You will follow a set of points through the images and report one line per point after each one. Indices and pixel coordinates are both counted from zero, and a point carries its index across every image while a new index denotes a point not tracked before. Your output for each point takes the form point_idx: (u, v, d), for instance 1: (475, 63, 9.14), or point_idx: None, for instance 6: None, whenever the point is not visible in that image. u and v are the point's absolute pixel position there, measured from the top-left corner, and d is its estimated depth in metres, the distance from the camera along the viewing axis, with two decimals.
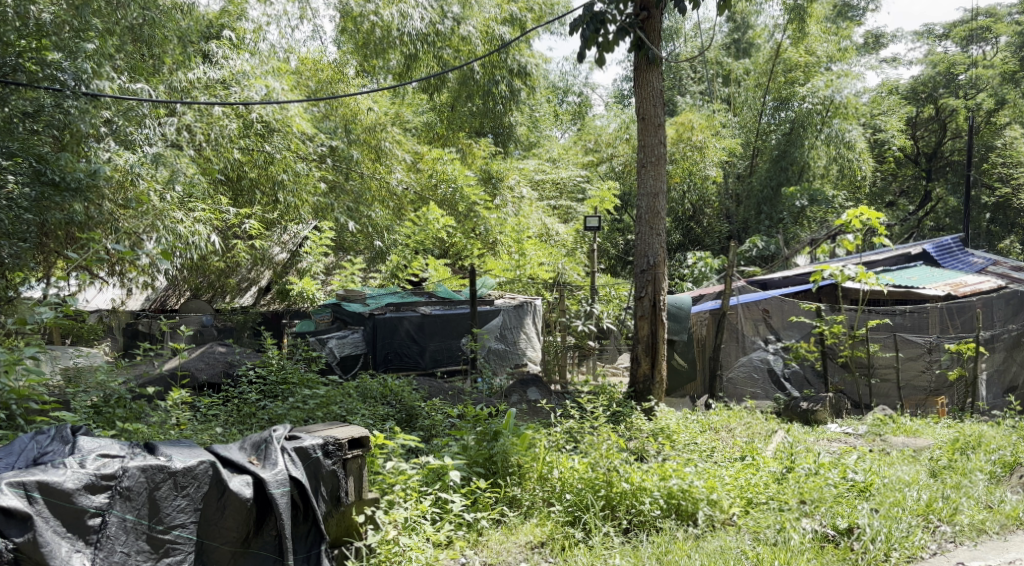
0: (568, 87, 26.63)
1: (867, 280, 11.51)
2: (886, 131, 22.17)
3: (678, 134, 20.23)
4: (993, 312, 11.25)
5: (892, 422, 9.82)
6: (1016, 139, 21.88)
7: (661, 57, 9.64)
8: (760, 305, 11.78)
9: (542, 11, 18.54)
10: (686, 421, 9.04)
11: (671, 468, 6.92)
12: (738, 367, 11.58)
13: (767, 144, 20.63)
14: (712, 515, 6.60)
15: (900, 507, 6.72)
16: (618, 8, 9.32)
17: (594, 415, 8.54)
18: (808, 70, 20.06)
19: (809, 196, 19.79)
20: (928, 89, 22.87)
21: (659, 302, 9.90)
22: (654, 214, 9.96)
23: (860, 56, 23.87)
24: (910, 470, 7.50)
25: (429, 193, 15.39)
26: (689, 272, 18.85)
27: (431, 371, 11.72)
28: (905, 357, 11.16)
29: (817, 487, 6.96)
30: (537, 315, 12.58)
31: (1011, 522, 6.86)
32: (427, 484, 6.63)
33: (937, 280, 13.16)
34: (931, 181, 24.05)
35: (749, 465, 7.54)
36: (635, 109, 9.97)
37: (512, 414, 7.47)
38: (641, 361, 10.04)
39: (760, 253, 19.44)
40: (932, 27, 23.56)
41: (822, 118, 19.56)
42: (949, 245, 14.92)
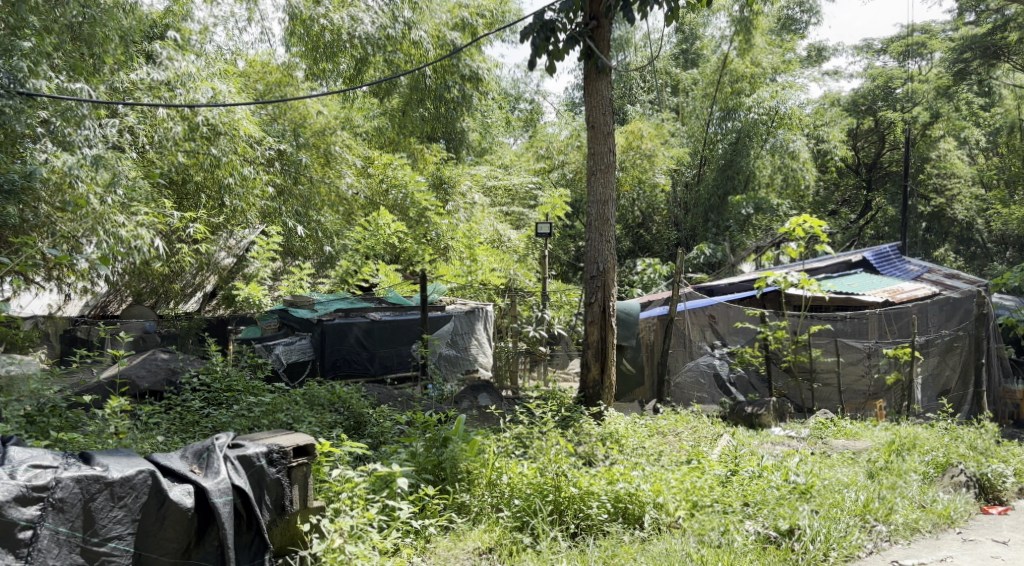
0: (519, 94, 26.82)
1: (809, 287, 11.74)
2: (829, 142, 22.50)
3: (628, 141, 20.35)
4: (928, 318, 11.60)
5: (833, 426, 10.03)
6: (950, 151, 23.22)
7: (610, 66, 9.76)
8: (705, 311, 12.01)
9: (494, 17, 18.52)
10: (634, 424, 9.16)
11: (619, 472, 7.03)
12: (685, 373, 11.73)
13: (713, 153, 20.88)
14: (658, 518, 6.69)
15: (839, 508, 6.88)
16: (567, 16, 9.41)
17: (543, 419, 8.60)
18: (754, 80, 20.39)
19: (754, 205, 20.22)
20: (867, 102, 23.51)
21: (608, 307, 9.99)
22: (603, 221, 10.05)
23: (804, 68, 24.45)
24: (848, 471, 7.70)
25: (379, 198, 15.23)
26: (637, 279, 19.07)
27: (380, 379, 11.75)
28: (846, 361, 11.50)
29: (761, 489, 7.11)
30: (488, 321, 12.35)
31: (943, 521, 7.13)
32: (375, 492, 6.55)
33: (875, 287, 13.51)
34: (871, 190, 24.65)
35: (695, 468, 7.63)
36: (585, 117, 10.06)
37: (462, 419, 7.46)
38: (590, 366, 10.12)
39: (707, 260, 19.78)
40: (871, 42, 24.52)
41: (767, 128, 20.00)
42: (887, 252, 15.34)
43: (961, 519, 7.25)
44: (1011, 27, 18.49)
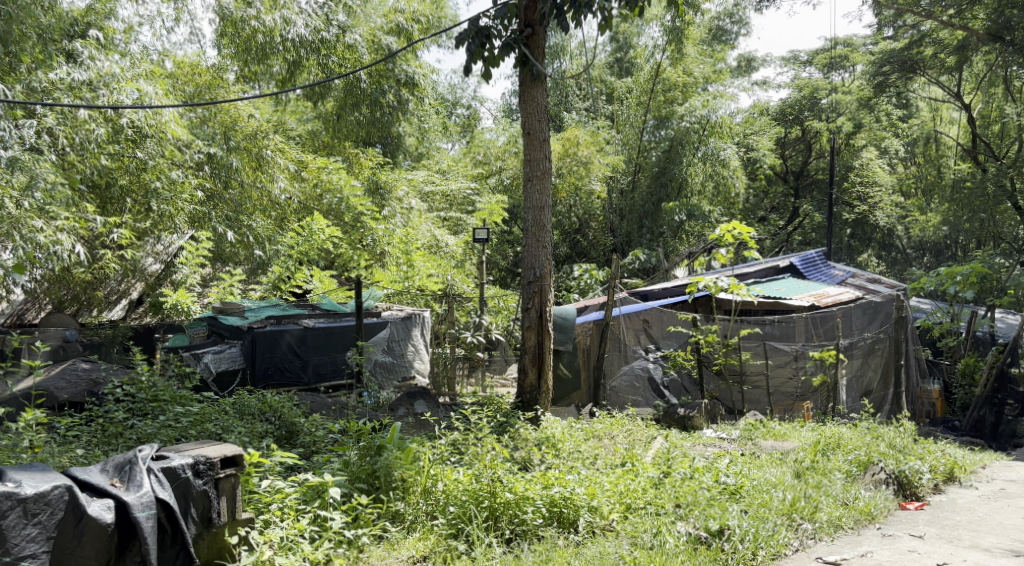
0: (456, 99, 26.79)
1: (739, 291, 12.00)
2: (757, 150, 23.06)
3: (564, 148, 20.51)
4: (852, 321, 12.06)
5: (762, 426, 10.28)
6: (871, 160, 24.51)
7: (545, 73, 9.84)
8: (641, 315, 12.23)
9: (429, 23, 18.46)
10: (570, 428, 9.25)
11: (554, 476, 7.06)
12: (620, 377, 11.78)
13: (647, 160, 21.19)
14: (593, 521, 6.76)
15: (767, 508, 7.05)
16: (503, 23, 9.45)
17: (478, 425, 8.59)
18: (686, 89, 20.77)
19: (686, 211, 20.46)
20: (794, 112, 24.22)
21: (545, 312, 10.03)
22: (539, 227, 10.13)
23: (733, 78, 25.00)
24: (776, 471, 7.88)
25: (313, 203, 14.91)
26: (575, 284, 19.19)
27: (313, 387, 11.63)
28: (774, 364, 11.77)
29: (692, 490, 7.22)
30: (425, 328, 12.38)
31: (864, 517, 7.38)
32: (305, 502, 6.42)
33: (802, 291, 13.86)
34: (798, 198, 25.64)
35: (628, 470, 7.72)
36: (521, 124, 10.12)
37: (397, 426, 7.40)
38: (527, 372, 10.15)
39: (642, 265, 20.05)
40: (798, 53, 25.20)
41: (699, 136, 20.43)
42: (813, 258, 15.78)
43: (881, 515, 7.52)
44: (926, 42, 19.23)
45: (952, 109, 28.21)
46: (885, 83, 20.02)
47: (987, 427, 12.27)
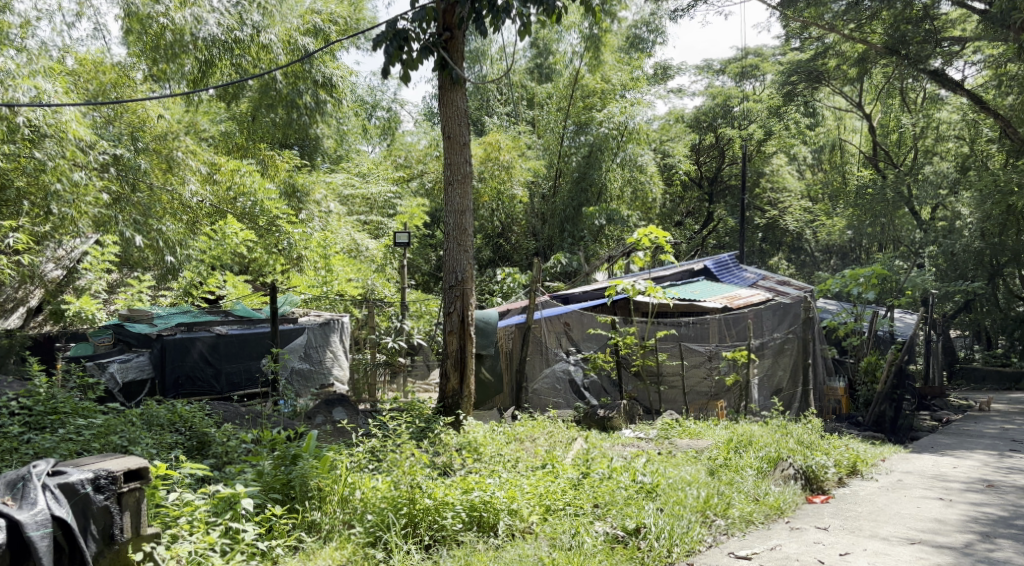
0: (376, 101, 26.23)
1: (655, 294, 12.27)
2: (673, 156, 23.66)
3: (487, 153, 20.51)
4: (763, 322, 12.50)
5: (678, 425, 10.47)
6: (781, 166, 25.53)
7: (464, 77, 9.83)
8: (561, 318, 12.09)
9: (346, 24, 18.30)
10: (492, 432, 9.23)
11: (474, 480, 7.04)
12: (541, 380, 11.79)
13: (568, 165, 21.39)
14: (512, 524, 6.77)
15: (682, 505, 7.20)
16: (420, 26, 9.43)
17: (397, 431, 8.50)
18: (604, 96, 21.18)
19: (606, 216, 20.67)
20: (708, 119, 24.80)
21: (467, 317, 10.02)
22: (460, 231, 10.10)
23: (650, 85, 25.56)
24: (691, 470, 8.02)
25: (226, 206, 14.32)
26: (497, 288, 19.20)
27: (226, 396, 11.36)
28: (690, 364, 12.01)
29: (609, 490, 7.32)
30: (344, 333, 12.20)
31: (773, 512, 7.60)
32: (217, 515, 6.19)
33: (714, 293, 14.24)
34: (713, 203, 26.20)
35: (548, 472, 7.75)
36: (440, 128, 10.11)
37: (313, 435, 7.27)
38: (450, 377, 10.11)
39: (563, 269, 20.20)
40: (711, 63, 26.15)
41: (617, 143, 20.77)
42: (726, 260, 16.41)
43: (789, 509, 7.75)
44: (831, 54, 20.21)
45: (855, 118, 29.80)
46: (793, 92, 20.81)
47: (888, 421, 12.78)
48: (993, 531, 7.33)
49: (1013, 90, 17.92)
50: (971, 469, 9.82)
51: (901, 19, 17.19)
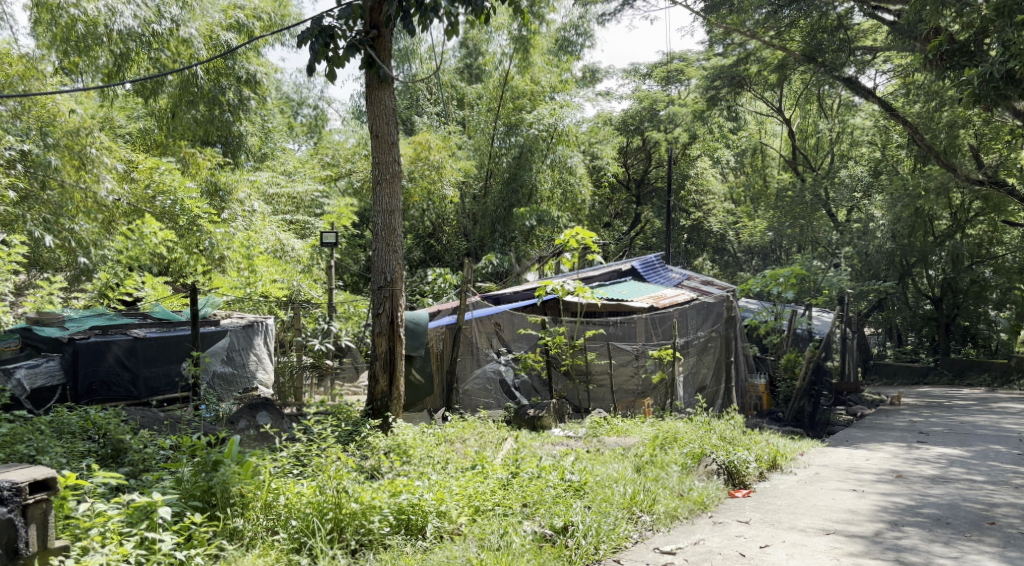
0: (303, 99, 26.14)
1: (584, 294, 12.35)
2: (602, 159, 24.01)
3: (416, 152, 20.22)
4: (688, 321, 12.84)
5: (606, 423, 10.56)
6: (705, 170, 26.27)
7: (391, 76, 9.73)
8: (491, 319, 12.09)
9: (271, 20, 17.96)
10: (422, 434, 9.17)
11: (401, 483, 6.99)
12: (473, 380, 11.68)
13: (498, 166, 21.41)
14: (440, 526, 6.71)
15: (609, 502, 7.28)
16: (346, 23, 9.30)
17: (323, 435, 8.36)
18: (534, 98, 21.39)
19: (536, 217, 20.91)
20: (635, 122, 25.38)
21: (396, 318, 9.92)
22: (389, 231, 9.98)
23: (579, 88, 25.86)
24: (618, 466, 8.12)
25: (144, 205, 14.01)
26: (428, 288, 19.04)
27: (145, 402, 11.04)
28: (617, 363, 12.28)
29: (538, 489, 7.33)
30: (269, 336, 11.85)
31: (698, 507, 7.71)
32: (131, 525, 5.98)
33: (642, 293, 14.44)
34: (641, 205, 26.77)
35: (478, 473, 7.71)
36: (368, 127, 9.97)
37: (236, 440, 7.07)
38: (378, 379, 9.95)
39: (495, 270, 20.18)
40: (638, 67, 26.67)
41: (547, 144, 21.08)
42: (652, 261, 16.71)
43: (712, 504, 7.90)
44: (752, 60, 20.72)
45: (775, 122, 30.84)
46: (717, 97, 21.16)
47: (806, 416, 13.42)
48: (902, 519, 7.56)
49: (921, 98, 18.64)
50: (882, 461, 10.13)
51: (817, 29, 18.20)
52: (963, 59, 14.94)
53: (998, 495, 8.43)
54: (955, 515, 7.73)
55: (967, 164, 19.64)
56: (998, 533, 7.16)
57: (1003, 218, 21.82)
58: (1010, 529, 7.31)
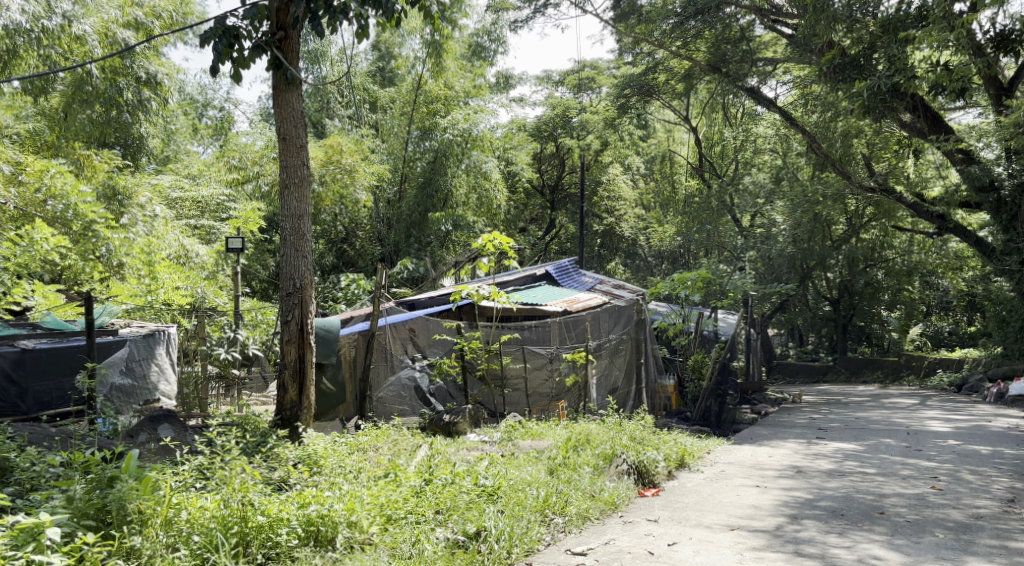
0: (208, 100, 25.30)
1: (499, 298, 12.35)
2: (517, 164, 24.11)
3: (327, 155, 19.73)
4: (600, 324, 13.23)
5: (521, 427, 10.54)
6: (616, 176, 26.95)
7: (300, 78, 9.49)
8: (406, 324, 11.92)
9: (172, 19, 17.39)
10: (333, 443, 8.96)
11: (311, 494, 6.79)
12: (387, 387, 11.44)
13: (412, 170, 21.24)
14: (351, 537, 6.54)
15: (522, 506, 7.29)
16: (252, 24, 9.05)
17: (227, 446, 8.04)
18: (447, 102, 21.26)
19: (452, 222, 21.20)
20: (548, 129, 25.46)
21: (306, 325, 9.67)
22: (298, 236, 9.73)
23: (493, 93, 25.97)
24: (531, 469, 8.11)
25: (35, 210, 12.75)
26: (341, 294, 18.60)
27: (33, 416, 10.52)
28: (532, 367, 12.31)
29: (451, 495, 7.25)
30: (171, 344, 10.97)
31: (609, 508, 7.81)
32: (15, 548, 5.60)
33: (555, 297, 14.56)
34: (555, 210, 26.97)
35: (390, 481, 7.53)
36: (275, 129, 9.69)
37: (133, 454, 6.69)
38: (287, 388, 9.69)
39: (410, 275, 19.78)
40: (550, 74, 27.01)
41: (463, 149, 21.20)
42: (565, 265, 16.89)
43: (622, 504, 8.01)
44: (660, 69, 21.14)
45: (681, 129, 31.87)
46: (626, 105, 21.77)
47: (713, 415, 13.50)
48: (801, 512, 7.74)
49: (819, 108, 18.73)
50: (783, 457, 10.39)
51: (721, 40, 18.71)
52: (853, 71, 16.10)
53: (888, 486, 8.72)
54: (848, 506, 7.96)
55: (861, 172, 20.52)
56: (888, 523, 7.38)
57: (894, 224, 22.84)
58: (898, 517, 7.55)
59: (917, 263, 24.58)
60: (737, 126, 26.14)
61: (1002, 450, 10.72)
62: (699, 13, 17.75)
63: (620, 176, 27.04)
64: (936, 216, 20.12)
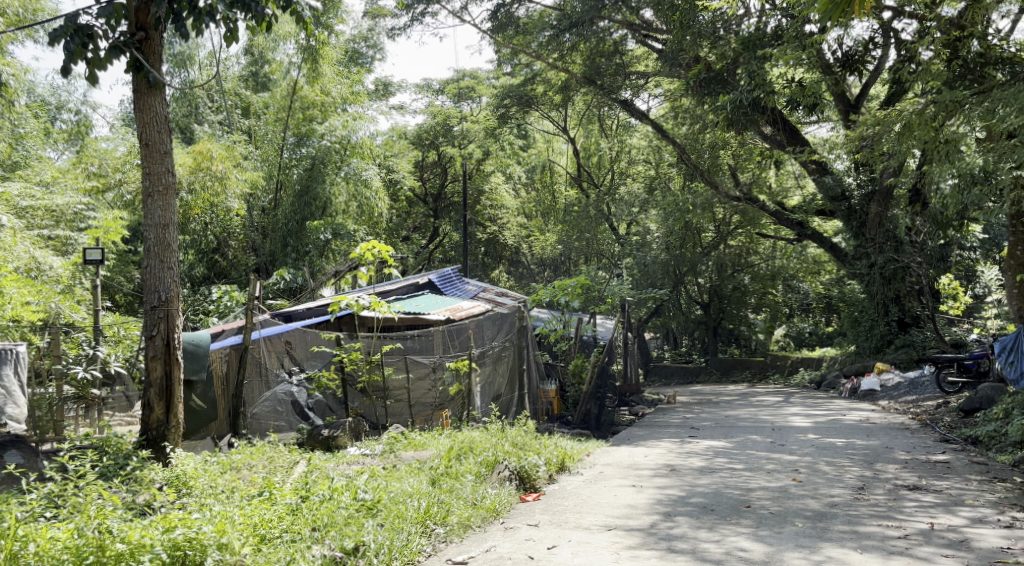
0: (62, 103, 24.01)
1: (380, 309, 12.01)
2: (398, 172, 23.84)
3: (195, 162, 18.75)
4: (483, 332, 13.32)
5: (403, 438, 10.37)
6: (498, 185, 27.01)
7: (163, 82, 9.03)
8: (282, 337, 11.53)
9: (20, 16, 16.38)
10: (204, 463, 8.56)
11: (177, 517, 6.24)
12: (262, 403, 11.07)
13: (289, 178, 20.63)
14: (222, 560, 6.00)
15: (403, 518, 7.12)
16: (108, 24, 8.56)
17: (83, 472, 7.54)
18: (324, 108, 21.07)
19: (331, 231, 20.37)
20: (430, 137, 25.78)
21: (172, 340, 9.18)
22: (163, 246, 9.23)
23: (373, 100, 25.69)
24: (413, 480, 7.93)
25: None
26: (213, 307, 17.79)
27: None
28: (414, 377, 12.23)
29: (329, 511, 6.98)
30: (21, 364, 9.52)
31: (491, 514, 7.81)
32: None
33: (438, 306, 14.47)
34: (438, 219, 26.87)
35: (264, 500, 7.14)
36: (136, 135, 9.16)
37: None
38: (152, 407, 9.15)
39: (287, 286, 19.17)
40: (430, 82, 26.92)
41: (342, 157, 20.94)
42: (449, 273, 16.74)
43: (504, 510, 8.02)
44: (539, 81, 21.44)
45: (560, 139, 32.52)
46: (507, 115, 21.91)
47: (592, 418, 13.69)
48: (674, 509, 7.87)
49: (687, 122, 19.63)
50: (659, 456, 10.58)
51: (596, 53, 19.12)
52: (718, 86, 16.76)
53: (754, 480, 8.98)
54: (718, 502, 8.14)
55: (726, 182, 21.34)
56: (753, 516, 7.58)
57: (759, 230, 23.92)
58: (762, 510, 7.77)
59: (781, 268, 25.75)
60: (612, 137, 27.10)
61: (856, 441, 11.25)
62: (574, 26, 17.91)
63: (503, 185, 27.17)
64: (796, 223, 21.14)
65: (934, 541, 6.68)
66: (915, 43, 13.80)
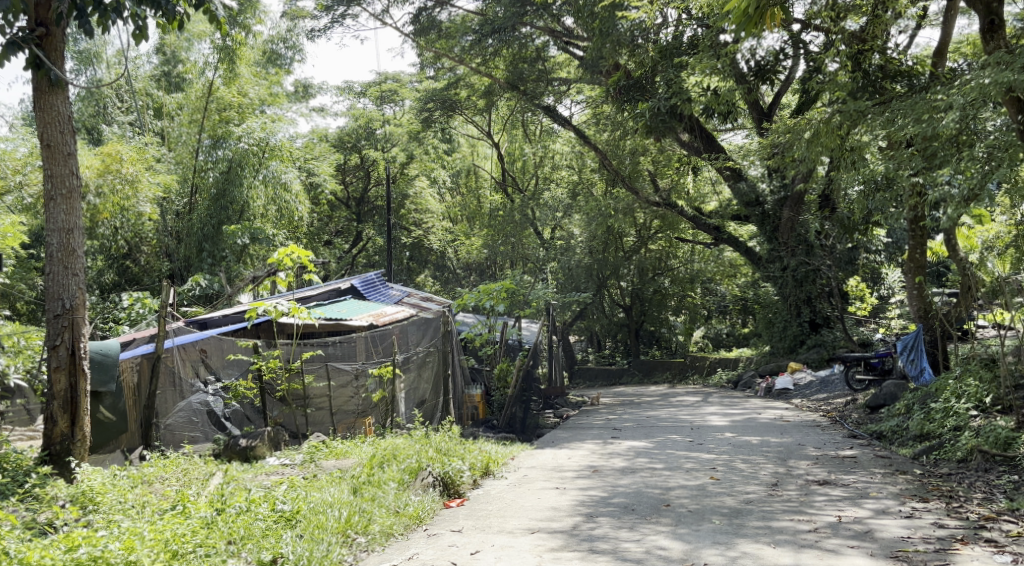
0: None
1: (300, 315, 11.76)
2: (319, 175, 23.40)
3: (104, 164, 18.18)
4: (408, 337, 13.28)
5: (324, 447, 10.16)
6: (422, 189, 26.59)
7: (64, 79, 8.63)
8: (197, 345, 11.12)
9: None
10: (113, 478, 8.21)
11: (81, 536, 5.93)
12: (176, 414, 10.55)
13: (204, 181, 20.00)
14: None
15: (323, 529, 6.92)
16: (4, 18, 8.16)
17: None
18: (241, 109, 20.44)
19: (249, 235, 19.74)
20: (352, 140, 25.61)
21: (77, 349, 8.80)
22: (67, 251, 8.81)
23: (293, 103, 25.26)
24: (334, 490, 7.74)
25: None
26: (123, 315, 17.14)
27: None
28: (336, 385, 11.91)
29: (245, 524, 6.79)
30: None
31: (413, 522, 7.67)
32: None
33: (361, 311, 14.33)
34: (360, 223, 26.57)
35: (176, 514, 6.90)
36: (37, 135, 8.75)
37: None
38: (55, 420, 8.73)
39: (202, 291, 18.66)
40: (351, 85, 26.58)
41: (258, 158, 20.21)
42: (372, 278, 16.57)
43: (426, 517, 7.89)
44: (461, 85, 21.45)
45: (484, 144, 33.08)
46: (430, 119, 21.77)
47: (517, 422, 13.65)
48: (595, 510, 7.88)
49: (610, 128, 19.59)
50: (581, 458, 10.61)
51: (518, 58, 19.14)
52: (636, 93, 17.05)
53: (673, 480, 9.07)
54: (638, 502, 8.18)
55: (647, 187, 21.60)
56: (672, 514, 7.63)
57: (677, 235, 24.38)
58: (681, 508, 7.83)
59: (699, 271, 26.41)
60: (535, 142, 27.19)
61: (770, 439, 11.48)
62: (496, 32, 17.90)
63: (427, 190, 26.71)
64: (712, 227, 21.68)
65: (842, 533, 6.83)
66: (822, 54, 14.22)
